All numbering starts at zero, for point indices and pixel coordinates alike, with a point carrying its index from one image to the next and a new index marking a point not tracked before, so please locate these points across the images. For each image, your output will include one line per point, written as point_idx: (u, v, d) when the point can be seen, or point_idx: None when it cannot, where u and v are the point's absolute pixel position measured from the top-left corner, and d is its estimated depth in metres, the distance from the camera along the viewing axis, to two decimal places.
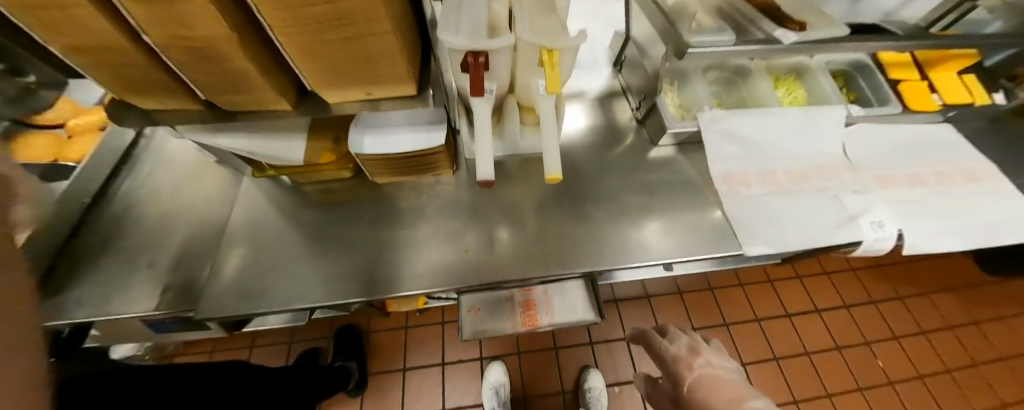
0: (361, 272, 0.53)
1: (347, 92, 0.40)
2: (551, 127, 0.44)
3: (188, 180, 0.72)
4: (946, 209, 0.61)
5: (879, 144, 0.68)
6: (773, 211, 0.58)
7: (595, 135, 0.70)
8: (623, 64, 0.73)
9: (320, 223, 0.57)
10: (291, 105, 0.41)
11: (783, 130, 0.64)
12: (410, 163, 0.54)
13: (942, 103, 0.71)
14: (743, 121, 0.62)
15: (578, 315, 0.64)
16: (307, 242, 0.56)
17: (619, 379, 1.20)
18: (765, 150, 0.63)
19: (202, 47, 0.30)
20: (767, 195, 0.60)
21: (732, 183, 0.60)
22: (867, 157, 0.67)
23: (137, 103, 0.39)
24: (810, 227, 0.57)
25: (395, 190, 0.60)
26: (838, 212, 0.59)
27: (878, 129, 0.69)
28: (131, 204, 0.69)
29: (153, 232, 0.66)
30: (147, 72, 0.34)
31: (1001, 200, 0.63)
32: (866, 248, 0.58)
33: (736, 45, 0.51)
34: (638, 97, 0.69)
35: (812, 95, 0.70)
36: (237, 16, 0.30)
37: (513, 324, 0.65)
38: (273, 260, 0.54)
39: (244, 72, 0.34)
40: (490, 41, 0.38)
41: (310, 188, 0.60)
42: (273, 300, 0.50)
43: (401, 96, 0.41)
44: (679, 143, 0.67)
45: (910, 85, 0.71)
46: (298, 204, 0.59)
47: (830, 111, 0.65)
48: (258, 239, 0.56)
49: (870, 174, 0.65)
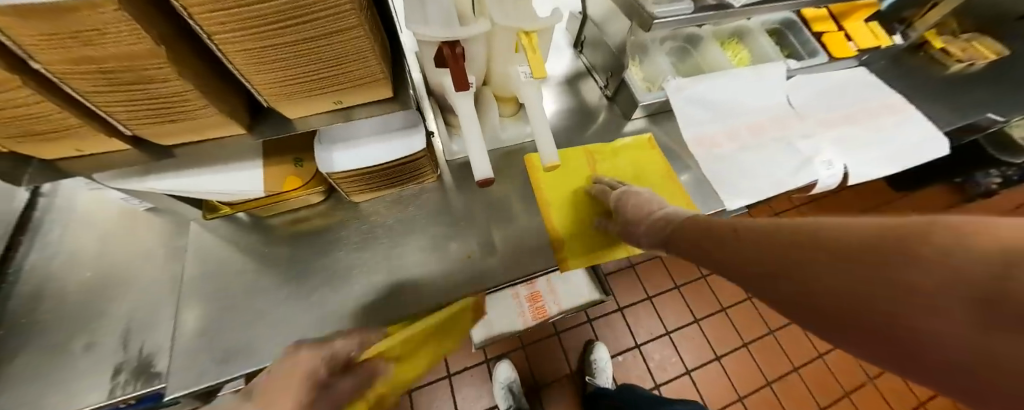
0: (363, 302, 0.48)
1: (307, 104, 0.34)
2: (538, 113, 0.43)
3: (115, 237, 0.58)
4: (873, 141, 0.71)
5: (816, 91, 0.76)
6: (743, 167, 0.62)
7: (568, 116, 0.70)
8: (586, 45, 0.73)
9: (301, 258, 0.51)
10: (249, 133, 0.35)
11: (737, 88, 0.68)
12: (390, 175, 0.50)
13: (857, 49, 0.79)
14: (703, 86, 0.65)
15: (582, 297, 0.66)
16: (291, 281, 0.49)
17: (622, 348, 1.23)
18: (727, 109, 0.67)
19: (119, 66, 0.25)
20: (733, 151, 0.64)
21: (702, 144, 0.63)
22: (809, 104, 0.74)
23: (71, 160, 0.33)
24: (774, 175, 0.63)
25: (379, 208, 0.55)
26: (796, 158, 0.65)
27: (812, 79, 0.76)
28: (39, 281, 0.55)
29: (83, 307, 0.54)
30: (60, 120, 0.27)
31: (911, 126, 0.74)
32: (821, 185, 0.65)
33: (693, 13, 0.53)
34: (605, 75, 0.70)
35: (755, 54, 0.76)
36: (184, 55, 0.26)
37: (522, 320, 0.67)
38: (251, 310, 0.47)
39: (172, 89, 0.28)
40: (466, 30, 0.36)
41: (279, 221, 0.53)
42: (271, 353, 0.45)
43: (374, 101, 0.36)
44: (649, 115, 0.69)
45: (831, 36, 0.78)
46: (269, 242, 0.52)
47: (771, 66, 0.71)
48: (232, 289, 0.49)
49: (812, 118, 0.72)
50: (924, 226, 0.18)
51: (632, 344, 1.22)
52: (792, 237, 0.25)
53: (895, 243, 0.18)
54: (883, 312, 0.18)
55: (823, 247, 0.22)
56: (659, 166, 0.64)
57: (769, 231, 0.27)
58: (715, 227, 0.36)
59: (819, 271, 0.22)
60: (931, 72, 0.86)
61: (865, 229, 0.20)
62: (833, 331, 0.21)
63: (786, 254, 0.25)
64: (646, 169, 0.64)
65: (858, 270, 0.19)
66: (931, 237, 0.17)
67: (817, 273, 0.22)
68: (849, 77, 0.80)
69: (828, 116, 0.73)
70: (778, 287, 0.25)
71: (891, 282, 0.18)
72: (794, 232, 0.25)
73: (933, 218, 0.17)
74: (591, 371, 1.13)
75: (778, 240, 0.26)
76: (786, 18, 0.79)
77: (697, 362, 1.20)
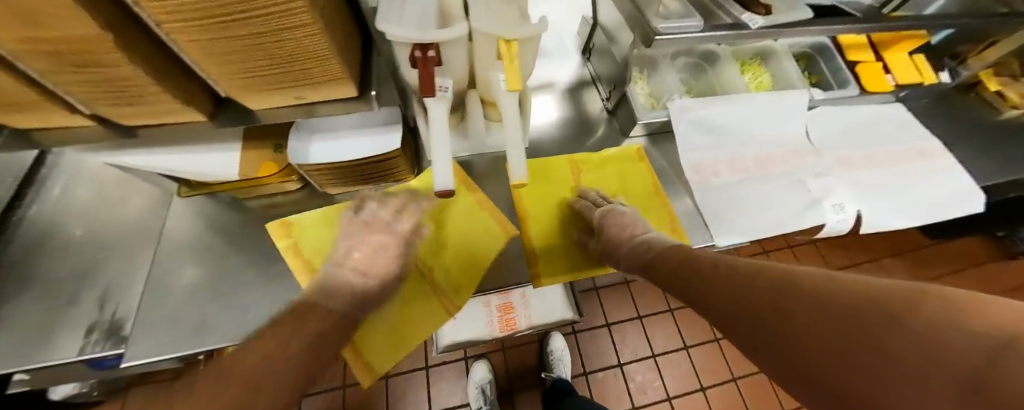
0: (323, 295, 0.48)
1: (269, 96, 0.33)
2: (515, 125, 0.40)
3: (108, 199, 0.60)
4: (897, 188, 0.65)
5: (840, 125, 0.70)
6: (741, 201, 0.58)
7: (565, 126, 0.68)
8: (593, 53, 0.70)
9: (270, 243, 0.51)
10: (208, 120, 0.35)
11: (749, 115, 0.63)
12: (364, 171, 0.49)
13: (895, 84, 0.72)
14: (710, 109, 0.61)
15: (554, 315, 0.68)
16: (258, 265, 0.50)
17: (603, 365, 1.20)
18: (734, 136, 0.62)
19: (63, 46, 0.24)
20: (734, 183, 0.60)
21: (701, 172, 0.60)
22: (829, 140, 0.68)
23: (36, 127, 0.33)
24: (775, 213, 0.58)
25: (354, 201, 0.55)
26: (804, 197, 0.60)
27: (838, 112, 0.70)
28: (33, 233, 0.58)
29: (69, 263, 0.56)
30: (15, 92, 0.27)
31: (943, 176, 0.67)
32: (828, 230, 0.60)
33: (703, 32, 0.49)
34: (608, 87, 0.67)
35: (776, 80, 0.70)
36: (134, 40, 0.26)
37: (490, 329, 0.67)
38: (215, 290, 0.48)
39: (122, 73, 0.27)
40: (440, 34, 0.34)
41: (256, 203, 0.54)
42: (226, 335, 0.45)
43: (339, 100, 0.36)
44: (649, 134, 0.65)
45: (865, 67, 0.71)
46: (243, 224, 0.52)
47: (792, 94, 0.65)
48: (202, 267, 0.49)
49: (831, 155, 0.66)
50: (919, 296, 0.19)
51: (615, 362, 1.19)
52: (783, 284, 0.27)
53: (883, 304, 0.20)
54: (852, 360, 0.20)
55: (813, 298, 0.24)
56: (646, 180, 0.60)
57: (762, 274, 0.29)
58: (700, 259, 0.38)
59: (805, 314, 0.23)
60: (976, 117, 0.78)
61: (860, 288, 0.22)
62: (798, 371, 0.23)
63: (770, 297, 0.27)
64: (632, 184, 0.60)
65: (846, 318, 0.21)
66: (921, 308, 0.19)
67: (801, 318, 0.23)
68: (881, 113, 0.73)
69: (849, 155, 0.67)
70: (756, 327, 0.27)
71: (875, 334, 0.19)
72: (786, 279, 0.27)
73: (929, 290, 0.19)
74: (549, 365, 1.13)
75: (767, 284, 0.28)
76: (818, 42, 0.73)
77: (679, 391, 1.16)
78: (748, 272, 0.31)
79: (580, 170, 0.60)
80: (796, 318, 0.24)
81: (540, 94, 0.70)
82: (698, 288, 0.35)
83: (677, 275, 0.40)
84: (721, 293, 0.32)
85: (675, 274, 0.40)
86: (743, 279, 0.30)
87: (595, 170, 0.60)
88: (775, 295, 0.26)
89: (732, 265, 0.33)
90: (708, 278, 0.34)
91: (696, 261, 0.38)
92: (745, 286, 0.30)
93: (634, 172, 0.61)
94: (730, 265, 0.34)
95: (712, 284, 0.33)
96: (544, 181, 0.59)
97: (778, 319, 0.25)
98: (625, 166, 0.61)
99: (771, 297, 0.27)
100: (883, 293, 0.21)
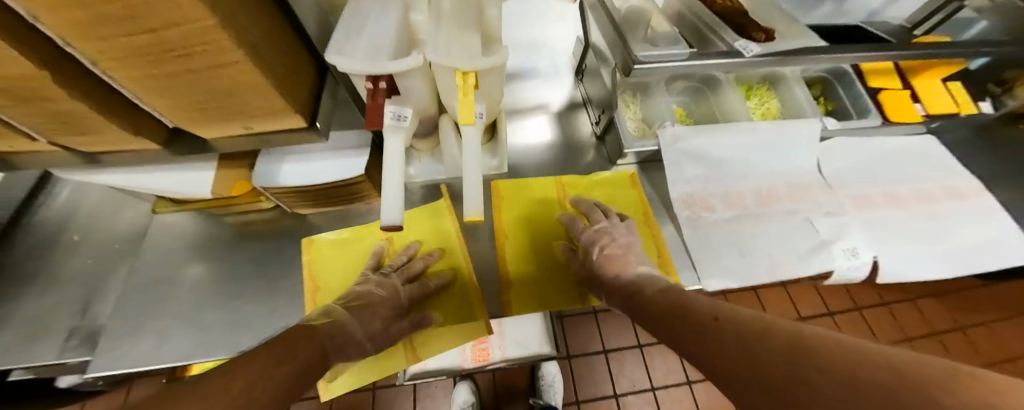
0: (283, 318, 0.47)
1: (219, 126, 0.33)
2: (474, 157, 0.38)
3: (105, 206, 0.63)
4: (924, 232, 0.57)
5: (859, 158, 0.63)
6: (736, 240, 0.53)
7: (551, 149, 0.65)
8: (586, 75, 0.67)
9: (240, 261, 0.51)
10: (163, 146, 0.35)
11: (751, 146, 0.58)
12: (332, 194, 0.49)
13: (925, 113, 0.64)
14: (706, 138, 0.57)
15: (529, 348, 0.65)
16: (225, 283, 0.50)
17: (597, 395, 1.13)
18: (732, 168, 0.58)
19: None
20: (729, 219, 0.55)
21: (693, 206, 0.55)
22: (845, 173, 0.61)
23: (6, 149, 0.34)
24: (775, 255, 0.53)
25: (326, 222, 0.54)
26: (810, 239, 0.54)
27: (857, 144, 0.63)
28: (37, 235, 0.61)
29: (63, 267, 0.58)
30: None
31: (982, 221, 0.59)
32: (838, 277, 0.54)
33: (691, 59, 0.45)
34: (598, 111, 0.64)
35: (786, 106, 0.65)
36: (68, 74, 0.26)
37: (462, 359, 0.65)
38: (181, 306, 0.48)
39: (62, 105, 0.27)
40: (389, 65, 0.33)
41: (232, 219, 0.54)
42: (185, 354, 0.45)
43: (290, 130, 0.35)
44: (640, 162, 0.61)
45: (889, 95, 0.65)
46: (217, 240, 0.53)
47: (801, 124, 0.60)
48: (172, 282, 0.50)
49: (846, 191, 0.60)
50: (947, 373, 0.15)
51: (610, 393, 1.13)
52: (780, 345, 0.22)
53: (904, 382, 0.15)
54: None
55: (814, 366, 0.19)
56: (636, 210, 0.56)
57: (758, 328, 0.24)
58: (697, 308, 0.32)
59: (807, 387, 0.18)
60: None
61: (872, 361, 0.17)
62: None
63: (766, 357, 0.22)
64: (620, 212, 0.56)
65: (868, 396, 0.16)
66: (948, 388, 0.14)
67: (801, 391, 0.18)
68: (909, 146, 0.65)
69: (868, 192, 0.60)
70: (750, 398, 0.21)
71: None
72: (785, 337, 0.22)
73: (955, 368, 0.15)
74: (540, 392, 1.08)
75: (761, 342, 0.23)
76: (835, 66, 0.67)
77: None
78: (745, 325, 0.26)
79: (566, 193, 0.56)
80: (811, 392, 0.18)
81: (528, 116, 0.68)
82: (687, 341, 0.30)
83: (667, 320, 0.34)
84: (713, 348, 0.27)
85: (666, 318, 0.35)
86: (738, 333, 0.25)
87: (583, 194, 0.57)
88: (773, 357, 0.21)
89: (727, 314, 0.28)
90: (699, 328, 0.29)
91: (689, 307, 0.33)
92: (740, 342, 0.24)
93: (625, 200, 0.57)
94: (725, 315, 0.29)
95: (703, 337, 0.28)
96: (527, 202, 0.56)
97: (775, 389, 0.20)
98: (616, 192, 0.57)
99: (768, 359, 0.21)
100: (901, 366, 0.16)
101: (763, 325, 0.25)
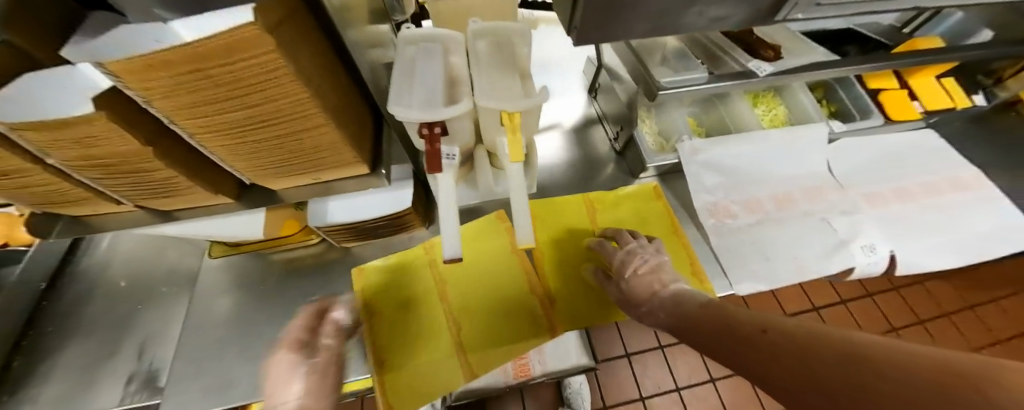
0: (339, 350, 0.49)
1: (290, 179, 0.36)
2: (520, 188, 0.41)
3: (147, 252, 0.65)
4: (934, 224, 0.61)
5: (865, 156, 0.67)
6: (760, 244, 0.56)
7: (573, 166, 0.68)
8: (600, 93, 0.71)
9: (291, 297, 0.53)
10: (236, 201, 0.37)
11: (765, 152, 0.62)
12: (378, 227, 0.51)
13: (923, 110, 0.68)
14: (722, 149, 0.60)
15: (569, 361, 0.64)
16: (279, 319, 0.52)
17: (623, 399, 1.15)
18: (749, 175, 0.61)
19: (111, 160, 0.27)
20: (752, 224, 0.58)
21: (717, 214, 0.58)
22: (854, 172, 0.65)
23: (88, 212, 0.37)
24: (798, 256, 0.56)
25: (369, 253, 0.56)
26: (829, 237, 0.57)
27: (863, 143, 0.67)
28: (83, 284, 0.63)
29: (113, 313, 0.60)
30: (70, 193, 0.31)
31: (988, 210, 0.63)
32: (859, 272, 0.57)
33: (708, 81, 0.49)
34: (616, 127, 0.67)
35: (792, 112, 0.69)
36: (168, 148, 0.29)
37: (502, 375, 0.64)
38: (240, 344, 0.50)
39: (160, 174, 0.30)
40: (445, 112, 0.36)
41: (278, 257, 0.56)
42: (250, 390, 0.47)
43: (354, 177, 0.38)
44: (660, 174, 0.64)
45: (888, 95, 0.68)
46: (266, 277, 0.55)
47: (809, 129, 0.63)
48: (227, 321, 0.52)
49: (857, 188, 0.63)
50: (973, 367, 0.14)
51: (637, 395, 1.14)
52: (826, 357, 0.22)
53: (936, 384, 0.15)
54: None
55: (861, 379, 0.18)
56: (664, 220, 0.57)
57: (804, 340, 0.24)
58: (739, 321, 0.32)
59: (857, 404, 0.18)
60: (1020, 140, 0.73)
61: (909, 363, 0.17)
62: None
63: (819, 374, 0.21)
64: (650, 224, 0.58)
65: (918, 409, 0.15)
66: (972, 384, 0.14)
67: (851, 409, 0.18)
68: (910, 141, 0.69)
69: (878, 189, 0.64)
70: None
71: None
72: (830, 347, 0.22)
73: (980, 359, 0.15)
74: (568, 401, 1.10)
75: (811, 357, 0.23)
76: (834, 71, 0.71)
77: None
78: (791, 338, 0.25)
79: (596, 209, 0.59)
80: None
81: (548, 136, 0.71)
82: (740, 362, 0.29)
83: (715, 339, 0.34)
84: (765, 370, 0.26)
85: (713, 336, 0.34)
86: (787, 349, 0.25)
87: (613, 209, 0.59)
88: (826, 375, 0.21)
89: (771, 326, 0.28)
90: (748, 346, 0.29)
91: (735, 321, 0.33)
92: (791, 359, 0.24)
93: (653, 213, 0.59)
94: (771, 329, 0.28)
95: (755, 357, 0.28)
96: (560, 221, 0.58)
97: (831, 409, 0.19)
98: (644, 205, 0.59)
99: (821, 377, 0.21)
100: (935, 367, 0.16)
101: (808, 335, 0.24)
